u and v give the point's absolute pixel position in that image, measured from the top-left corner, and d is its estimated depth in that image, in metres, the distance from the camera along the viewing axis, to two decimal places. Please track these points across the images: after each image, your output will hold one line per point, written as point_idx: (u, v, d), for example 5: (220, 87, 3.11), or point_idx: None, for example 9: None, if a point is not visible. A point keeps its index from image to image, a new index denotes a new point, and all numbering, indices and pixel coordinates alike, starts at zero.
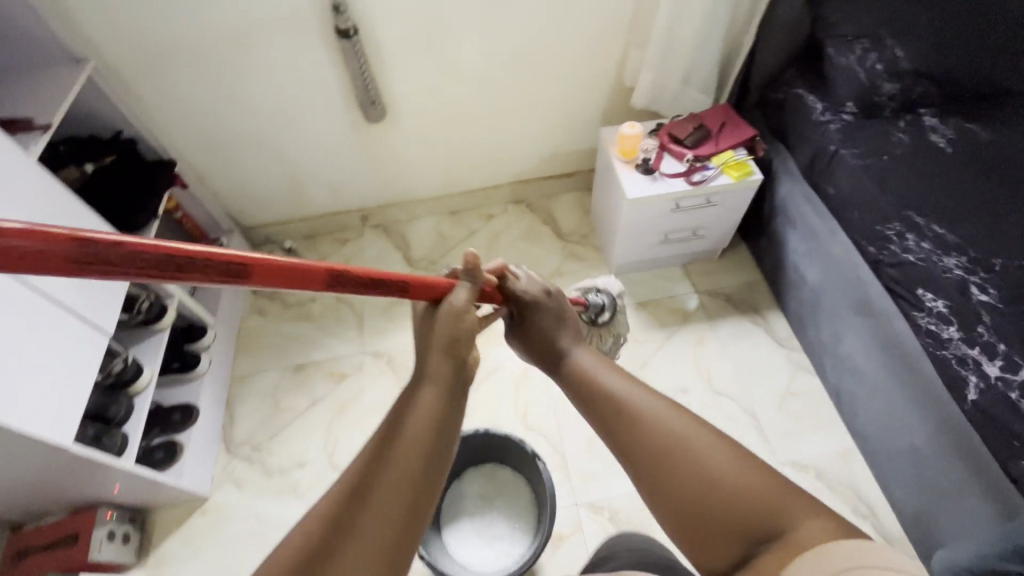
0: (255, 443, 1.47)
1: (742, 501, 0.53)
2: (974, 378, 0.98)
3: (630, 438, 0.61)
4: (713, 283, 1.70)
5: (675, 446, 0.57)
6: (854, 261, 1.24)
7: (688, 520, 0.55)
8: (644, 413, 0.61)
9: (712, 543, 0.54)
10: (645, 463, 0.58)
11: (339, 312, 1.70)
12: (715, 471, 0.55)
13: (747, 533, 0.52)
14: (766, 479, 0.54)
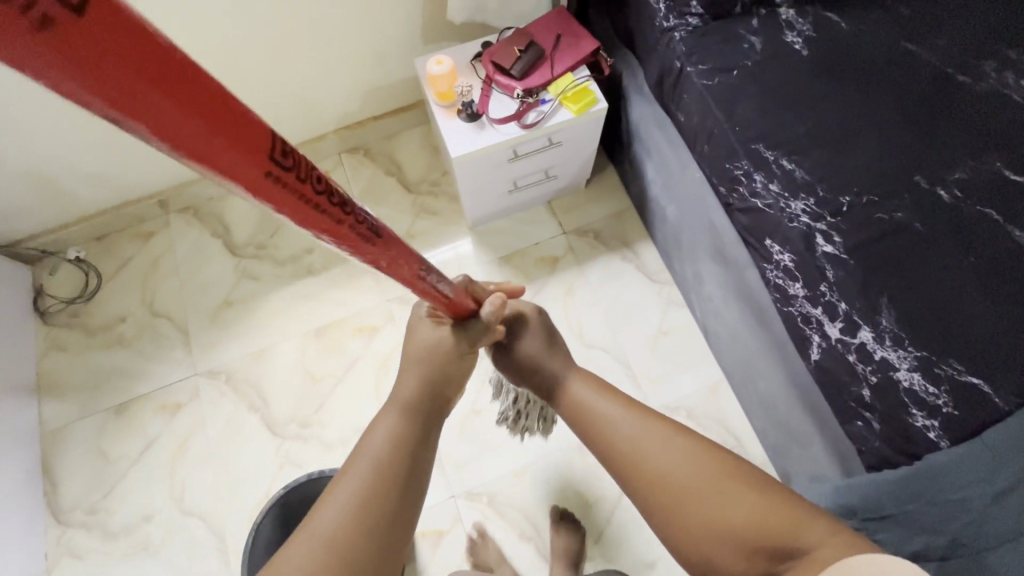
0: (89, 504, 1.30)
1: (745, 530, 0.52)
2: (816, 339, 0.91)
3: (626, 467, 0.60)
4: (580, 219, 1.52)
5: (667, 473, 0.57)
6: (706, 201, 1.10)
7: (695, 548, 0.54)
8: (630, 438, 0.61)
9: (720, 568, 0.53)
10: (645, 490, 0.58)
11: (157, 330, 1.44)
12: (713, 498, 0.54)
13: (755, 557, 0.51)
14: (769, 497, 0.54)
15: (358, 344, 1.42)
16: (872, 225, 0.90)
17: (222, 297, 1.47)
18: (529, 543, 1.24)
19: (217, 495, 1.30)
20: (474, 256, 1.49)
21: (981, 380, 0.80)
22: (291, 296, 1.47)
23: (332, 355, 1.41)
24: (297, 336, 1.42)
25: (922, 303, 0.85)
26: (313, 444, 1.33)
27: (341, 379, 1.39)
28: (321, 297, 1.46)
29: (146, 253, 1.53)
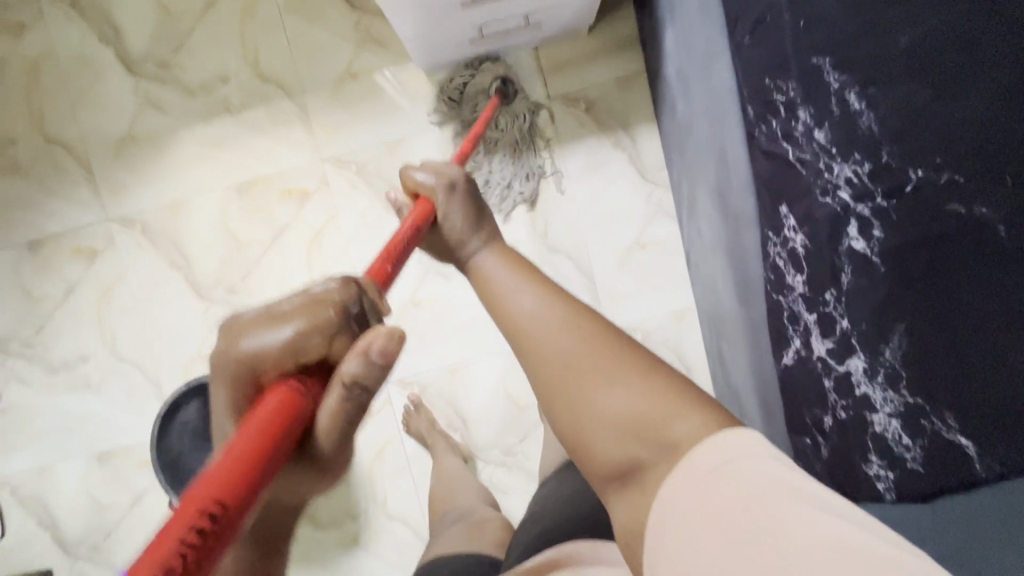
0: (23, 338, 1.29)
1: (630, 417, 0.47)
2: (795, 344, 0.73)
3: (526, 354, 0.55)
4: (573, 81, 1.17)
5: (561, 359, 0.52)
6: (724, 119, 0.79)
7: (578, 438, 0.50)
8: (530, 321, 0.55)
9: (594, 450, 0.49)
10: (539, 371, 0.53)
11: (55, 160, 1.24)
12: (603, 397, 0.49)
13: (629, 439, 0.47)
14: (666, 391, 0.47)
15: (287, 210, 1.22)
16: (934, 219, 0.63)
17: (124, 128, 1.23)
18: (454, 435, 1.24)
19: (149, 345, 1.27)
20: (431, 115, 1.19)
21: (972, 443, 0.62)
22: (205, 138, 1.22)
23: (256, 218, 1.22)
24: (217, 188, 1.22)
25: (947, 336, 0.63)
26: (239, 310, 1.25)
27: (268, 247, 1.23)
28: (241, 145, 1.21)
29: (23, 53, 1.23)
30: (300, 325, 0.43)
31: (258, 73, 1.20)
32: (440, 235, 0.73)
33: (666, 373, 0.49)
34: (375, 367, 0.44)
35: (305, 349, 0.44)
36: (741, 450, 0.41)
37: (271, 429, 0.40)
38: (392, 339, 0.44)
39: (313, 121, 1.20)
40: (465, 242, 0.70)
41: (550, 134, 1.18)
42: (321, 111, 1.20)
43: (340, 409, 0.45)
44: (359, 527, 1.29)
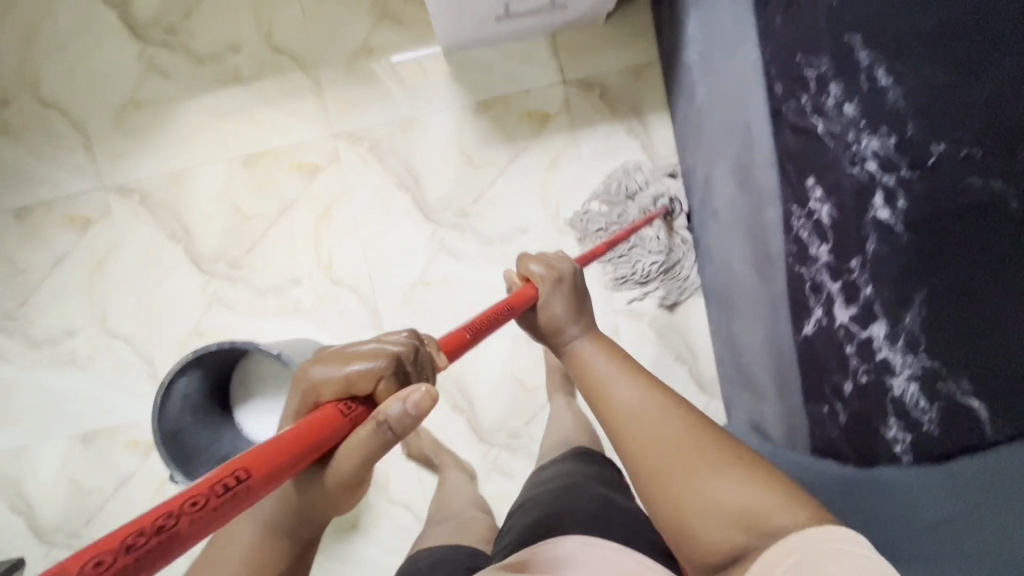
0: (4, 311, 1.22)
1: (733, 511, 0.48)
2: (816, 314, 0.76)
3: (631, 446, 0.58)
4: (588, 67, 1.20)
5: (659, 447, 0.55)
6: (748, 98, 0.82)
7: (678, 529, 0.51)
8: (633, 412, 0.60)
9: (697, 542, 0.50)
10: (643, 457, 0.56)
11: (50, 123, 1.19)
12: (707, 489, 0.50)
13: (731, 531, 0.48)
14: (764, 483, 0.49)
15: (296, 184, 1.20)
16: (960, 192, 0.63)
17: (126, 94, 1.18)
18: (460, 416, 1.24)
19: (143, 319, 1.22)
20: (447, 94, 1.20)
21: (988, 413, 0.62)
22: (212, 108, 1.19)
23: (263, 192, 1.20)
24: (224, 159, 1.19)
25: (971, 311, 0.63)
26: (242, 286, 1.22)
27: (275, 221, 1.21)
28: (251, 116, 1.19)
29: (19, 12, 1.18)
30: (370, 365, 0.47)
31: (271, 44, 1.18)
32: (547, 319, 0.80)
33: (761, 463, 0.51)
34: (405, 419, 0.45)
35: (359, 387, 0.47)
36: (846, 535, 0.44)
37: (299, 442, 0.41)
38: (426, 398, 0.45)
39: (326, 96, 1.19)
40: (566, 325, 0.78)
41: (564, 119, 1.20)
42: (335, 86, 1.19)
43: (365, 442, 0.45)
44: (359, 511, 1.26)
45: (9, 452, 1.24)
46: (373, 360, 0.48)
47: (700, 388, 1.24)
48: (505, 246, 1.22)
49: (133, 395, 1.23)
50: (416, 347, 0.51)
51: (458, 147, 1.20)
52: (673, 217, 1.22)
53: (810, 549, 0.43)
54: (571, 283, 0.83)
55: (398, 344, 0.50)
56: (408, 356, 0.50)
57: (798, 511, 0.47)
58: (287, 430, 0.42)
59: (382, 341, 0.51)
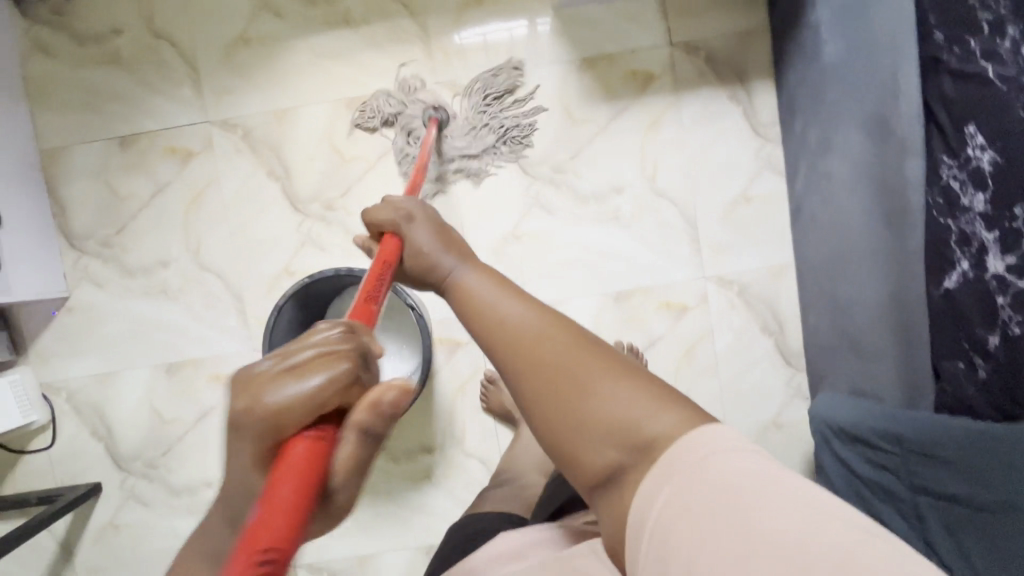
0: (102, 237, 1.24)
1: (623, 427, 0.43)
2: (963, 265, 0.79)
3: (505, 347, 0.49)
4: (694, 30, 1.19)
5: (548, 363, 0.47)
6: (898, 51, 0.80)
7: (569, 448, 0.45)
8: (511, 321, 0.49)
9: (584, 459, 0.44)
10: (524, 381, 0.47)
11: (159, 56, 1.21)
12: (605, 402, 0.44)
13: (618, 447, 0.43)
14: (662, 394, 0.44)
15: (396, 130, 1.21)
16: None
17: (236, 30, 1.20)
18: None
19: (235, 255, 1.23)
20: (551, 49, 1.20)
21: None
22: (319, 49, 1.20)
23: (363, 136, 1.21)
24: (327, 101, 1.20)
25: None
26: (335, 228, 1.22)
27: (373, 165, 1.21)
28: (357, 60, 1.20)
29: None
30: (331, 376, 0.43)
31: None
32: (415, 264, 0.64)
33: (658, 378, 0.46)
34: (384, 417, 0.45)
35: (326, 404, 0.43)
36: (708, 443, 0.41)
37: (300, 495, 0.41)
38: (398, 391, 0.45)
39: (432, 43, 1.19)
40: (434, 256, 0.63)
41: (667, 81, 1.20)
42: (442, 34, 1.20)
43: (355, 457, 0.45)
44: (433, 462, 1.26)
45: (93, 377, 1.26)
46: (328, 371, 0.43)
47: (785, 361, 1.23)
48: (599, 205, 1.22)
49: (220, 330, 1.24)
50: (362, 345, 0.46)
51: (558, 102, 1.21)
52: (444, 125, 1.17)
53: (695, 459, 0.40)
54: (428, 219, 0.67)
55: (339, 342, 0.45)
56: (362, 352, 0.46)
57: (683, 424, 0.43)
58: (276, 492, 0.40)
59: (317, 342, 0.45)
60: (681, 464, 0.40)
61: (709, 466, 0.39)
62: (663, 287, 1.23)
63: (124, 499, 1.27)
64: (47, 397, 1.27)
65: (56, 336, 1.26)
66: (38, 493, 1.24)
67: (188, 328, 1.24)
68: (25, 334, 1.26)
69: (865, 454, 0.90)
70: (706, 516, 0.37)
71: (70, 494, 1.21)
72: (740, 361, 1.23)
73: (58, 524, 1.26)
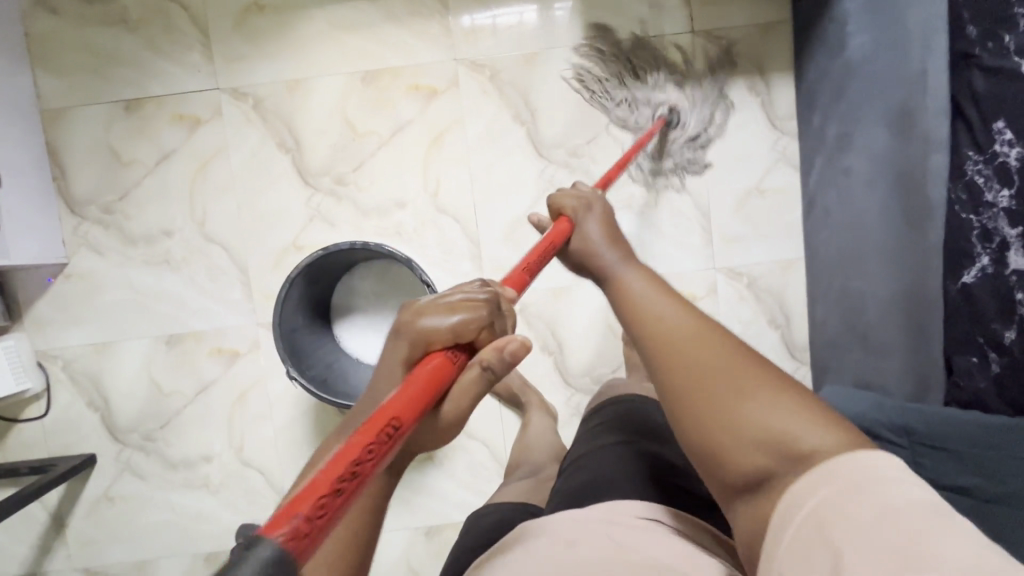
0: (103, 204, 1.21)
1: (776, 433, 0.43)
2: (982, 261, 0.80)
3: (659, 353, 0.50)
4: (717, 19, 1.18)
5: (707, 364, 0.47)
6: (927, 45, 0.80)
7: (710, 447, 0.46)
8: (671, 327, 0.51)
9: (726, 459, 0.45)
10: (672, 381, 0.49)
11: (169, 18, 1.17)
12: (757, 407, 0.44)
13: (768, 451, 0.43)
14: (817, 411, 0.43)
15: (411, 105, 1.19)
16: None
17: None
18: (548, 357, 1.24)
19: (241, 227, 1.21)
20: (572, 30, 1.18)
21: None
22: (335, 19, 1.17)
23: (377, 110, 1.19)
24: (341, 72, 1.18)
25: None
26: (345, 204, 1.20)
27: (386, 141, 1.19)
28: (373, 32, 1.17)
29: None
30: (467, 316, 0.49)
31: None
32: (581, 249, 0.69)
33: (806, 388, 0.45)
34: (503, 362, 0.49)
35: (464, 333, 0.49)
36: (876, 457, 0.40)
37: (422, 390, 0.44)
38: (523, 346, 0.48)
39: (451, 19, 1.17)
40: (598, 254, 0.66)
41: (687, 69, 1.19)
42: (461, 9, 1.17)
43: (471, 388, 0.49)
44: None
45: (90, 346, 1.24)
46: (467, 309, 0.49)
47: (790, 354, 1.24)
48: (613, 190, 1.21)
49: (222, 302, 1.22)
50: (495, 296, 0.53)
51: (577, 86, 1.19)
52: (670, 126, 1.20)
53: (865, 475, 0.38)
54: (605, 214, 0.74)
55: (479, 292, 0.52)
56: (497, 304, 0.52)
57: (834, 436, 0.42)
58: (391, 400, 0.43)
59: (465, 290, 0.52)
60: (846, 476, 0.39)
61: (874, 494, 0.37)
62: (674, 276, 1.23)
63: (119, 471, 1.25)
64: (41, 365, 1.24)
65: (51, 303, 1.23)
66: (30, 463, 1.21)
67: (190, 299, 1.22)
68: (20, 300, 1.23)
69: None
70: (868, 524, 0.36)
71: (63, 465, 1.19)
72: None
73: (49, 494, 1.23)
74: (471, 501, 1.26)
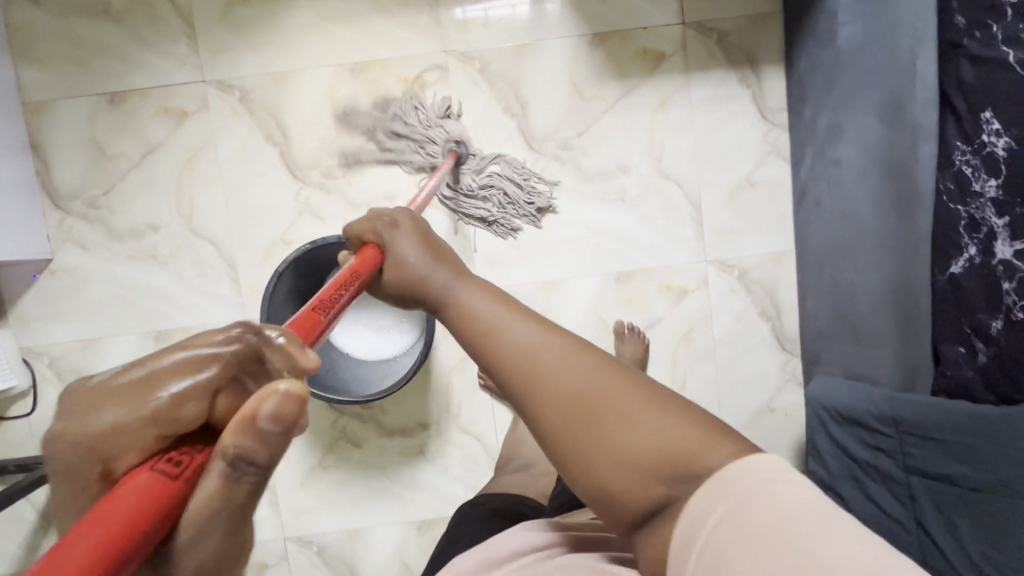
0: (88, 198, 1.19)
1: (659, 459, 0.42)
2: (970, 252, 0.78)
3: (525, 393, 0.47)
4: (708, 10, 1.18)
5: (576, 400, 0.45)
6: (915, 36, 0.81)
7: (604, 489, 0.44)
8: (529, 356, 0.47)
9: (619, 497, 0.43)
10: (545, 420, 0.46)
11: (153, 9, 1.15)
12: (635, 438, 0.43)
13: (658, 480, 0.42)
14: (688, 420, 0.44)
15: (401, 98, 1.18)
16: None
17: None
18: None
19: (229, 221, 1.19)
20: (563, 22, 1.17)
21: None
22: (323, 10, 1.16)
23: (366, 102, 1.17)
24: (330, 65, 1.17)
25: None
26: (334, 198, 1.19)
27: (375, 134, 1.18)
28: (362, 23, 1.16)
29: None
30: (186, 385, 0.34)
31: None
32: (398, 276, 0.62)
33: (674, 394, 0.46)
34: (264, 439, 0.33)
35: (175, 420, 0.33)
36: (768, 470, 0.40)
37: (140, 507, 0.30)
38: (289, 400, 0.33)
39: (441, 10, 1.16)
40: (420, 274, 0.60)
41: (678, 62, 1.18)
42: (451, 0, 1.16)
43: (222, 488, 0.33)
44: (427, 438, 1.25)
45: (76, 343, 1.22)
46: (192, 375, 0.34)
47: (780, 347, 1.24)
48: (605, 183, 1.21)
49: (210, 298, 1.21)
50: (249, 348, 0.36)
51: (568, 78, 1.19)
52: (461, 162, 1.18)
53: (753, 481, 0.40)
54: (417, 228, 0.66)
55: (218, 343, 0.36)
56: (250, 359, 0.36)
57: (713, 439, 0.43)
58: (73, 544, 0.27)
59: (194, 344, 0.36)
60: (733, 483, 0.40)
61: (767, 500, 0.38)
62: (665, 270, 1.22)
63: None
64: (27, 361, 1.22)
65: (37, 299, 1.21)
66: (17, 462, 1.20)
67: (178, 295, 1.21)
68: (4, 296, 1.21)
69: (864, 437, 0.92)
70: (767, 539, 0.36)
71: (50, 463, 1.18)
72: (737, 345, 1.24)
73: (37, 493, 1.22)
74: (463, 495, 1.26)
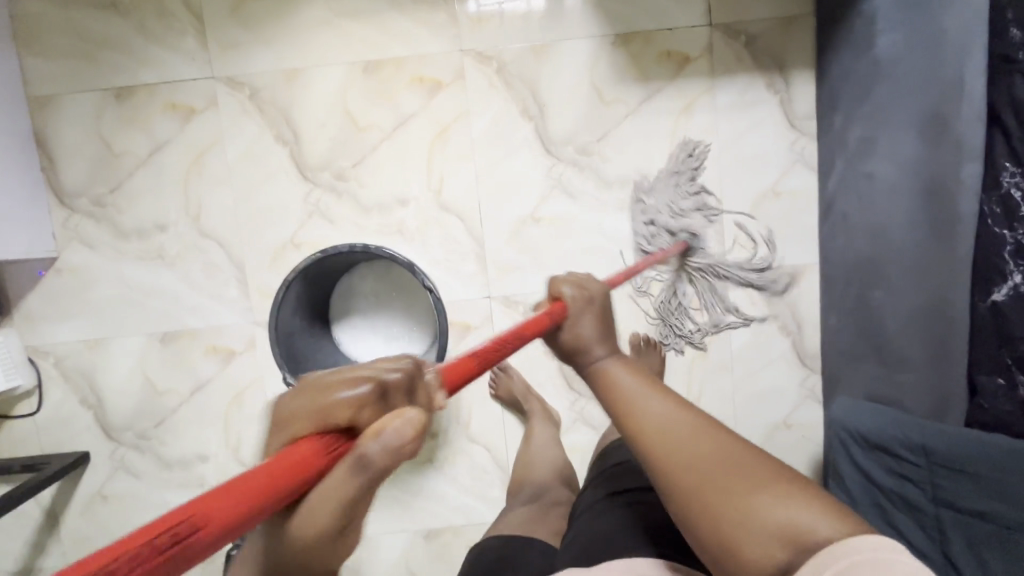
0: (94, 196, 1.16)
1: (796, 539, 0.40)
2: (1015, 279, 0.76)
3: (664, 465, 0.47)
4: (737, 12, 1.13)
5: (711, 468, 0.45)
6: (963, 48, 0.75)
7: (728, 553, 0.43)
8: (674, 435, 0.48)
9: (745, 571, 0.42)
10: (677, 481, 0.46)
11: (162, 2, 1.12)
12: (771, 516, 0.41)
13: (786, 557, 0.40)
14: (822, 512, 0.41)
15: (415, 98, 1.14)
16: None
17: None
18: (553, 361, 1.21)
19: (238, 222, 1.17)
20: (585, 22, 1.13)
21: None
22: (336, 6, 1.12)
23: (380, 102, 1.14)
24: (343, 63, 1.13)
25: None
26: (345, 200, 1.16)
27: (388, 136, 1.15)
28: (377, 21, 1.12)
29: None
30: (354, 394, 0.35)
31: None
32: (572, 342, 0.59)
33: (802, 477, 0.44)
34: (387, 458, 0.34)
35: (331, 420, 0.35)
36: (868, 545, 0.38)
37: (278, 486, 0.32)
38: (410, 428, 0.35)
39: (459, 7, 1.12)
40: (589, 348, 0.58)
41: (703, 65, 1.14)
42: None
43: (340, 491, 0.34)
44: (436, 446, 1.23)
45: (82, 343, 1.20)
46: (359, 388, 0.36)
47: (799, 362, 1.21)
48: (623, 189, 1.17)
49: (218, 301, 1.18)
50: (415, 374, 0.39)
51: (588, 80, 1.14)
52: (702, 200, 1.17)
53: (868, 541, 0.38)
54: (604, 308, 0.63)
55: (391, 364, 0.38)
56: (407, 387, 0.38)
57: (837, 521, 0.40)
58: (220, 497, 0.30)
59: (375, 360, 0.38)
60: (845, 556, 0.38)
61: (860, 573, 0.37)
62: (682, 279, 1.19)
63: (114, 469, 1.23)
64: (32, 360, 1.21)
65: (42, 298, 1.19)
66: (22, 459, 1.19)
67: (185, 295, 1.18)
68: (10, 294, 1.19)
69: (885, 463, 0.90)
70: None
71: (56, 462, 1.16)
72: (756, 359, 1.21)
73: (43, 493, 1.21)
74: (471, 505, 1.24)
